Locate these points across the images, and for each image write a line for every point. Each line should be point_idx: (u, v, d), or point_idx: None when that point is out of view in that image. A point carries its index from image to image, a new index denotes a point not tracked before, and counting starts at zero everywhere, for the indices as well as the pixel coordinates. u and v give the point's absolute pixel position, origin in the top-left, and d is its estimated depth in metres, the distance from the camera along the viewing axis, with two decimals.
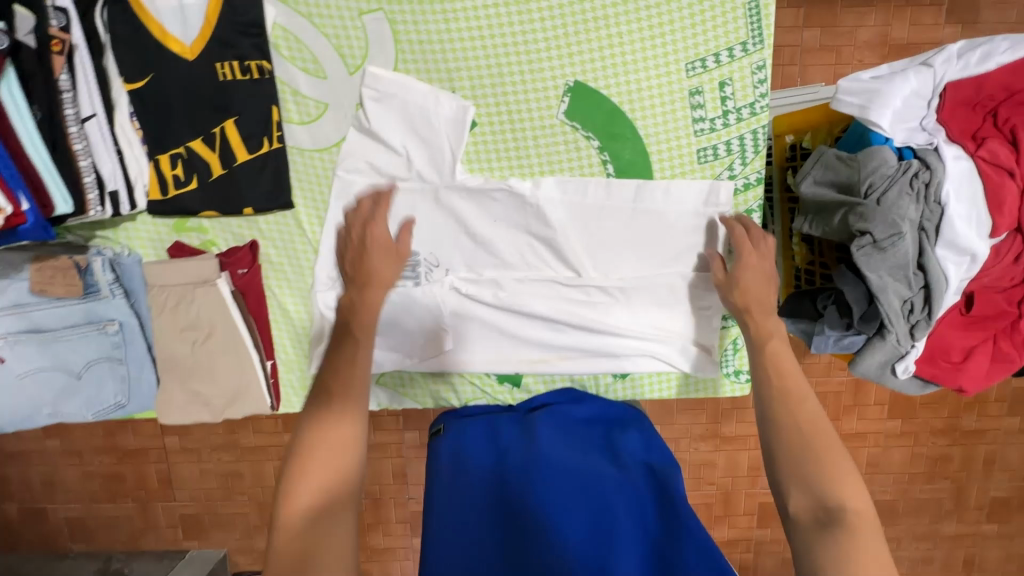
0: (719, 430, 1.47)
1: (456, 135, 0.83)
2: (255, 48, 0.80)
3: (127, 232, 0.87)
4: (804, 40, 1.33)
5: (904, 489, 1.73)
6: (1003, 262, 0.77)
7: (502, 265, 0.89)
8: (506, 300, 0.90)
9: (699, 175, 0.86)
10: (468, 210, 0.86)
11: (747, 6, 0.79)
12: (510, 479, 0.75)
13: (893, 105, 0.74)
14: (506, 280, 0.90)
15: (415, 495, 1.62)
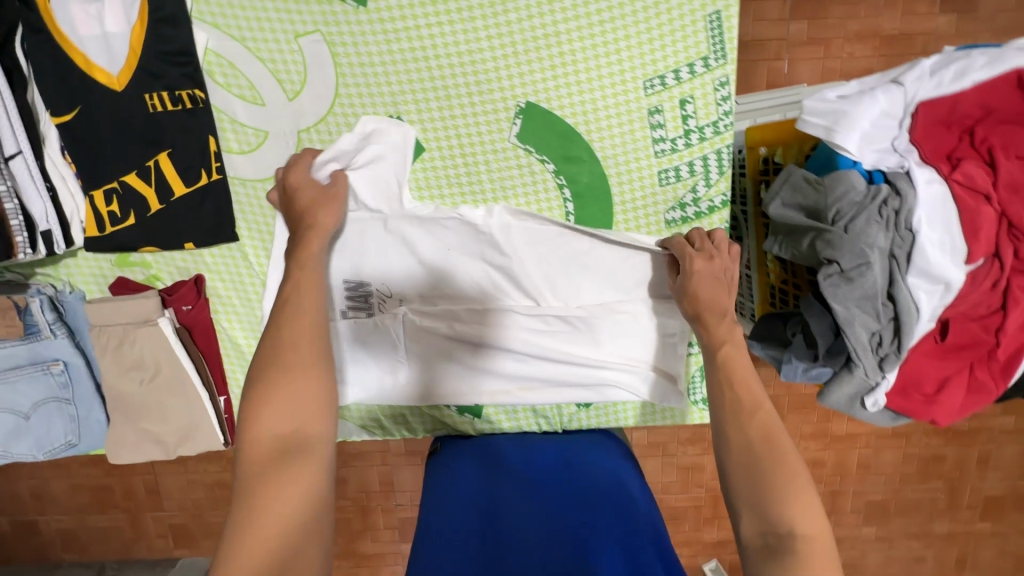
0: (706, 436, 1.44)
1: (400, 162, 0.80)
2: (184, 77, 0.75)
3: (68, 269, 0.84)
4: (790, 34, 1.27)
5: (896, 489, 1.71)
6: (978, 290, 0.72)
7: (456, 295, 0.86)
8: (462, 331, 0.86)
9: (662, 198, 0.82)
10: (425, 238, 0.83)
11: (708, 19, 0.74)
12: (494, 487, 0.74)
13: (862, 127, 0.69)
14: (461, 310, 0.86)
15: (400, 504, 1.61)
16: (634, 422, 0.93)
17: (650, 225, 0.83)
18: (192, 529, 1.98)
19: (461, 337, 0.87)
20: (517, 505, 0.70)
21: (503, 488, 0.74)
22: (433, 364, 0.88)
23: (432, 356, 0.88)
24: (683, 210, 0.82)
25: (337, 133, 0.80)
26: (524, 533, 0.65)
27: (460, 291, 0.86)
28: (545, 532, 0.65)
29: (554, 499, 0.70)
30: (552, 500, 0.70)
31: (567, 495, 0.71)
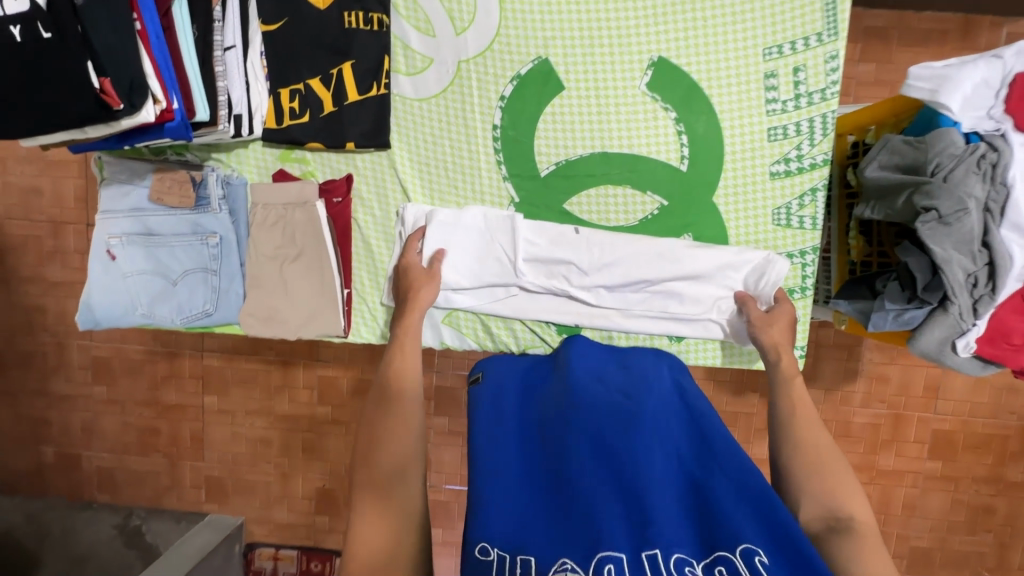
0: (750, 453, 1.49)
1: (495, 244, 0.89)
2: (378, 4, 0.90)
3: (238, 158, 0.96)
4: (859, 73, 1.41)
5: (943, 540, 1.54)
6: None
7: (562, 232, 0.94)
8: (564, 253, 0.95)
9: (769, 152, 0.91)
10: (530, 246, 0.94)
11: (825, 2, 0.87)
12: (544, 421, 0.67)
13: (965, 90, 0.79)
14: (566, 238, 0.95)
15: (436, 484, 1.58)
16: (710, 360, 0.99)
17: (756, 176, 0.92)
18: (225, 486, 1.93)
19: (575, 269, 0.95)
20: (554, 432, 0.64)
21: (545, 413, 0.68)
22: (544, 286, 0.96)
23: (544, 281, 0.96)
24: (787, 165, 0.91)
25: (492, 66, 0.92)
26: (573, 464, 0.59)
27: (582, 233, 0.94)
28: (594, 464, 0.59)
29: (591, 418, 0.64)
30: (589, 422, 0.64)
31: (601, 412, 0.66)
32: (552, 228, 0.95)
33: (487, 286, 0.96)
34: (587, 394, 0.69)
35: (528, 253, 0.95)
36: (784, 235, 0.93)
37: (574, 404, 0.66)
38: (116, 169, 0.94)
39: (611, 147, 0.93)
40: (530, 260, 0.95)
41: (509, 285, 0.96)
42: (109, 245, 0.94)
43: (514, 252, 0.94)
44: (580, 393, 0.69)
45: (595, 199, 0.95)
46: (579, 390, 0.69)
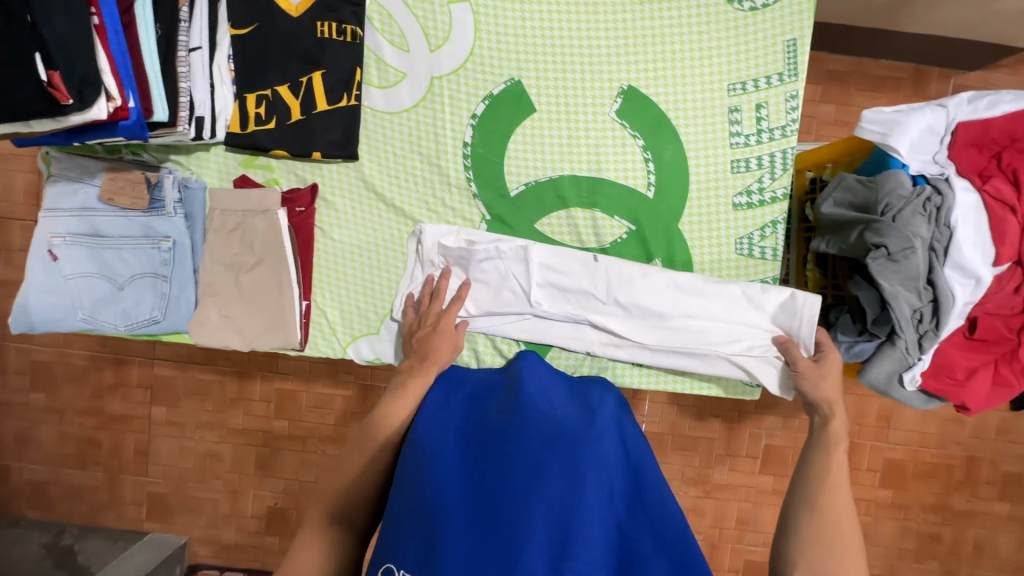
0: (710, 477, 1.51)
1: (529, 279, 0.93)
2: (353, 16, 0.90)
3: (198, 161, 0.93)
4: (819, 113, 1.49)
5: (892, 566, 1.58)
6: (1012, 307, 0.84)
7: (581, 262, 0.94)
8: (582, 280, 0.94)
9: (732, 184, 0.94)
10: (552, 273, 0.94)
11: (786, 45, 0.91)
12: (483, 433, 0.63)
13: (911, 135, 0.83)
14: (584, 265, 0.94)
15: None
16: (681, 387, 0.99)
17: (719, 206, 0.94)
18: (170, 502, 1.83)
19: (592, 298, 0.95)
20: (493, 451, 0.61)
21: (485, 428, 0.64)
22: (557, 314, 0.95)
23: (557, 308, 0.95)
24: (749, 197, 0.94)
25: (465, 85, 0.93)
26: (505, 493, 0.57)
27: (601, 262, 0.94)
28: (526, 493, 0.56)
29: (534, 440, 0.61)
30: (530, 446, 0.60)
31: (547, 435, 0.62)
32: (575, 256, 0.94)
33: (502, 310, 0.94)
34: (534, 408, 0.65)
35: (546, 280, 0.94)
36: (744, 264, 0.95)
37: (518, 422, 0.62)
38: (65, 166, 0.90)
39: (580, 171, 0.94)
40: (548, 287, 0.94)
41: (523, 310, 0.94)
42: (50, 245, 0.88)
43: (532, 276, 0.93)
44: (529, 409, 0.65)
45: (564, 220, 0.95)
46: (528, 403, 0.65)
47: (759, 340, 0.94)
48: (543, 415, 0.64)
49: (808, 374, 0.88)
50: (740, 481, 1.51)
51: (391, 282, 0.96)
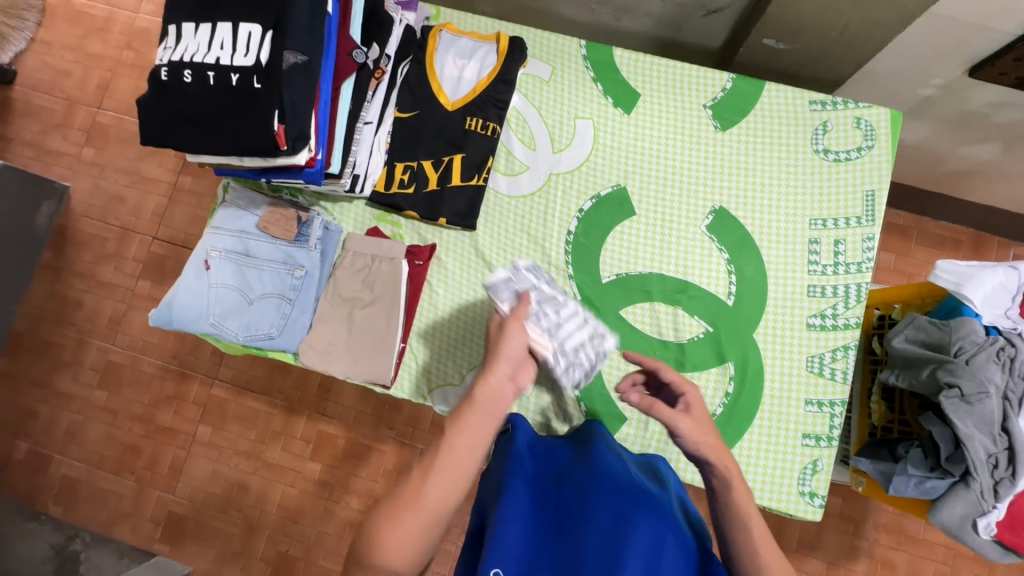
0: None
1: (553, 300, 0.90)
2: (497, 116, 1.08)
3: (341, 209, 1.10)
4: (879, 260, 1.59)
5: None
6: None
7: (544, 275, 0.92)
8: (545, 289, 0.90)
9: (808, 305, 1.02)
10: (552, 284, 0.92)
11: (865, 194, 1.03)
12: (564, 482, 0.73)
13: (985, 288, 0.90)
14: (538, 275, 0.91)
15: None
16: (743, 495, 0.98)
17: (794, 324, 1.02)
18: (186, 527, 1.82)
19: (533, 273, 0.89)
20: (574, 497, 0.69)
21: (565, 475, 0.74)
22: (574, 342, 0.88)
23: (559, 322, 0.88)
24: (823, 319, 1.01)
25: (578, 184, 1.08)
26: (593, 520, 0.65)
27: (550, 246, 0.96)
28: (613, 530, 0.63)
29: (614, 488, 0.70)
30: (614, 493, 0.69)
31: (627, 492, 0.70)
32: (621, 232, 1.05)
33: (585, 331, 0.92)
34: (614, 469, 0.75)
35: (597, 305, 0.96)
36: (814, 382, 1.00)
37: (598, 476, 0.72)
38: (238, 195, 1.08)
39: (667, 271, 1.05)
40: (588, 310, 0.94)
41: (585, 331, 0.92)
42: (207, 256, 1.03)
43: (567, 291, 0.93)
44: (602, 464, 0.76)
45: (648, 311, 1.04)
46: (606, 463, 0.76)
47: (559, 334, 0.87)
48: (620, 476, 0.74)
49: (689, 427, 0.75)
50: None
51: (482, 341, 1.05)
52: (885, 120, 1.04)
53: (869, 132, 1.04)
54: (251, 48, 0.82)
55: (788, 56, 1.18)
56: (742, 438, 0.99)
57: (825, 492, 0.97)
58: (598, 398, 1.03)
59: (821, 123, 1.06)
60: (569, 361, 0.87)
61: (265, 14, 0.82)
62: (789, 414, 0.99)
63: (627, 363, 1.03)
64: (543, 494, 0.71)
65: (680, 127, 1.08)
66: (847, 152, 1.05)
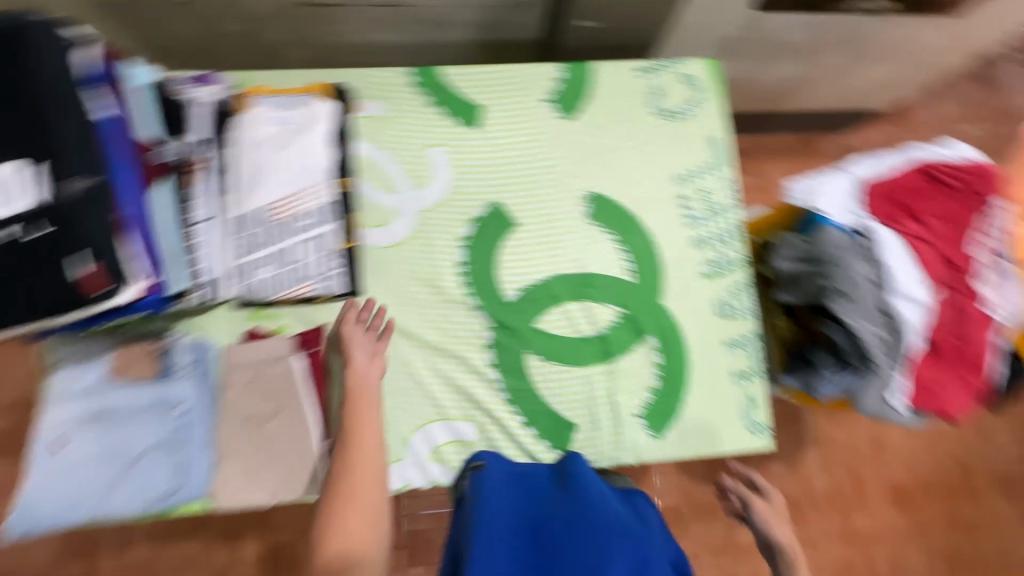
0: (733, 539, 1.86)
1: (263, 232, 0.95)
2: (343, 170, 0.99)
3: (205, 321, 0.96)
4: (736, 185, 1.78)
5: None
6: (984, 358, 0.98)
7: (238, 232, 0.94)
8: (249, 234, 0.95)
9: (699, 257, 1.07)
10: (247, 225, 0.94)
11: (710, 143, 1.11)
12: (551, 530, 0.69)
13: (828, 196, 1.00)
14: (239, 241, 0.94)
15: None
16: (704, 450, 1.02)
17: (692, 278, 1.06)
18: None
19: (234, 246, 0.94)
20: (575, 543, 0.68)
21: (550, 520, 0.70)
22: (318, 240, 0.97)
23: (293, 238, 0.96)
24: (715, 266, 1.07)
25: (452, 212, 1.04)
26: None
27: (237, 216, 0.94)
28: None
29: (611, 535, 0.69)
30: (609, 544, 0.68)
31: (622, 530, 0.70)
32: (316, 140, 0.97)
33: (307, 206, 0.97)
34: (605, 508, 0.73)
35: (288, 189, 0.96)
36: (726, 325, 1.05)
37: (590, 520, 0.70)
38: (73, 350, 0.91)
39: (565, 270, 1.05)
40: (291, 204, 0.96)
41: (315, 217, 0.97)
42: (60, 434, 0.87)
43: (259, 217, 0.95)
44: (592, 503, 0.73)
45: (562, 314, 1.03)
46: (597, 501, 0.73)
47: (303, 248, 0.97)
48: (614, 516, 0.72)
49: (765, 510, 1.06)
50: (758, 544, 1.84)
51: (409, 403, 0.98)
52: (704, 71, 1.13)
53: (695, 86, 1.12)
54: (13, 195, 0.70)
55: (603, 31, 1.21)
56: (684, 400, 1.02)
57: (768, 419, 1.04)
58: (544, 415, 0.99)
59: (652, 87, 1.11)
60: (335, 271, 0.98)
61: (18, 150, 0.71)
62: (716, 361, 1.04)
63: (559, 370, 1.01)
64: (526, 544, 0.68)
65: (529, 126, 1.07)
66: (684, 108, 1.11)
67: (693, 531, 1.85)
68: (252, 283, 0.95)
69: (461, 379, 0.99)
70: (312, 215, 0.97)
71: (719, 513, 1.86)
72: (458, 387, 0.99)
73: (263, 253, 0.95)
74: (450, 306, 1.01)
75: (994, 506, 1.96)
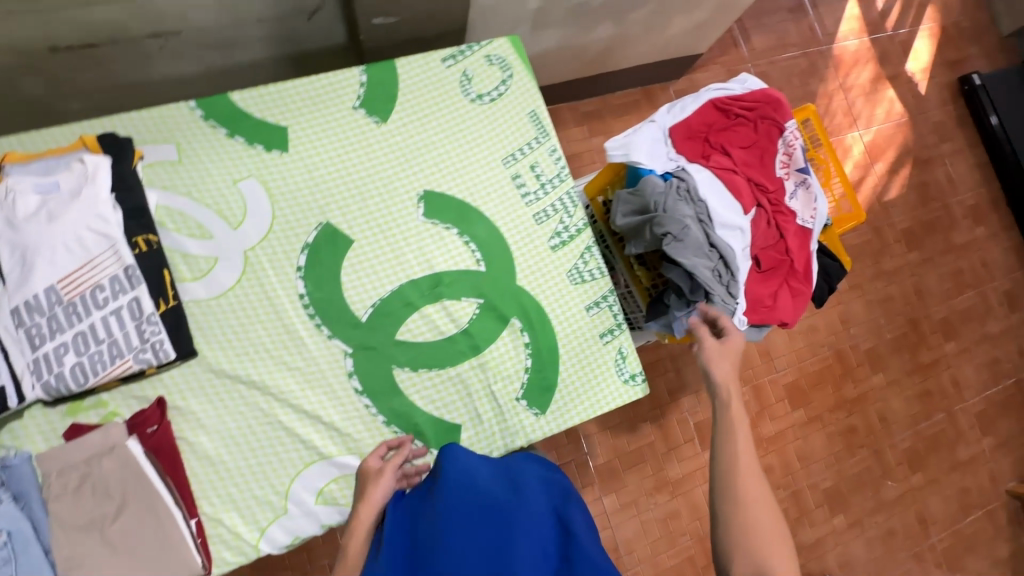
0: (668, 476, 1.99)
1: (53, 316, 0.83)
2: (140, 227, 0.90)
3: (12, 434, 0.84)
4: None
5: (839, 470, 2.18)
6: (801, 265, 1.10)
7: (23, 322, 0.82)
8: (38, 321, 0.82)
9: (543, 231, 1.09)
10: (31, 314, 0.82)
11: (530, 117, 1.12)
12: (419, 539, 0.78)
13: (644, 147, 1.05)
14: (26, 332, 0.82)
15: None
16: (588, 413, 1.05)
17: (541, 253, 1.08)
18: None
19: (23, 339, 0.82)
20: (442, 546, 0.74)
21: (420, 531, 0.79)
22: (123, 310, 0.86)
23: (93, 314, 0.84)
24: (560, 237, 1.09)
25: (280, 244, 0.98)
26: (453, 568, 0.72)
27: (16, 305, 0.82)
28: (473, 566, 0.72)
29: (467, 516, 0.76)
30: (467, 522, 0.75)
31: (476, 512, 0.77)
32: (93, 200, 0.86)
33: (97, 276, 0.85)
34: (465, 492, 0.79)
35: (68, 264, 0.84)
36: (583, 290, 1.08)
37: (448, 509, 0.77)
38: None
39: (414, 274, 1.02)
40: (78, 279, 0.84)
41: (111, 286, 0.86)
42: None
43: (41, 300, 0.82)
44: (451, 494, 0.79)
45: (421, 320, 1.01)
46: (456, 490, 0.80)
47: (107, 324, 0.85)
48: (473, 494, 0.79)
49: (711, 350, 0.92)
50: (691, 471, 2.01)
51: (279, 454, 0.92)
52: (508, 49, 1.13)
53: (502, 64, 1.12)
54: None
55: (404, 27, 1.18)
56: (560, 371, 1.04)
57: (641, 368, 1.08)
58: (426, 425, 0.98)
59: (462, 73, 1.10)
60: (153, 341, 0.86)
61: None
62: (581, 327, 1.07)
63: (431, 377, 0.99)
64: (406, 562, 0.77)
65: (343, 137, 1.03)
66: (496, 89, 1.11)
67: (630, 480, 1.96)
68: (57, 375, 0.82)
69: (331, 413, 0.94)
70: (106, 285, 0.85)
71: (648, 455, 1.99)
72: (328, 423, 0.94)
73: (62, 339, 0.83)
74: (302, 342, 0.96)
75: (868, 379, 2.28)
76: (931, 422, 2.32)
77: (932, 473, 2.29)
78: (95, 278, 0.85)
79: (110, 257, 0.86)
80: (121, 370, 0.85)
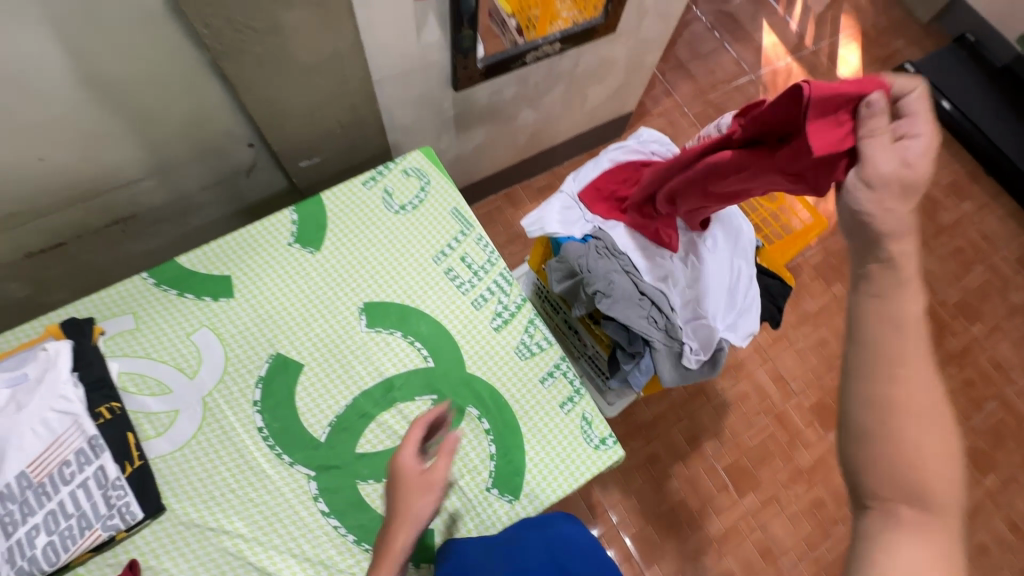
0: (710, 533, 1.84)
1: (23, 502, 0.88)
2: (104, 396, 0.97)
3: None
4: None
5: None
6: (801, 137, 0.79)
7: None
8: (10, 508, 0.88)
9: (483, 316, 1.12)
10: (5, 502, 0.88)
11: (452, 214, 1.20)
12: None
13: (558, 218, 1.12)
14: None
15: None
16: (563, 489, 1.02)
17: (485, 336, 1.11)
18: None
19: None
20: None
21: None
22: (89, 480, 0.91)
23: (61, 491, 0.90)
24: (501, 317, 1.12)
25: (235, 384, 1.03)
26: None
27: None
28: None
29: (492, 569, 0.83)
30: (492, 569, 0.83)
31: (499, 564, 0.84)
32: (55, 382, 0.93)
33: (66, 453, 0.91)
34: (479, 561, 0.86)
35: (38, 447, 0.91)
36: (533, 363, 1.09)
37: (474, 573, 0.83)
38: None
39: (366, 385, 1.05)
40: (46, 460, 0.91)
41: (77, 460, 0.91)
42: None
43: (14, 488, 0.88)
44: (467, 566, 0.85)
45: (379, 428, 1.02)
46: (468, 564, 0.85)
47: (77, 497, 0.90)
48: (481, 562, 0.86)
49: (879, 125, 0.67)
50: (734, 522, 1.86)
51: None
52: (422, 159, 1.23)
53: (419, 174, 1.22)
54: None
55: (330, 163, 1.32)
56: (526, 451, 1.03)
57: (609, 430, 1.06)
58: None
59: (383, 190, 1.20)
60: (119, 504, 0.90)
61: None
62: (539, 401, 1.07)
63: None
64: None
65: (282, 272, 1.12)
66: (416, 197, 1.20)
67: (669, 546, 1.82)
68: (30, 558, 0.86)
69: (302, 543, 0.94)
70: (74, 459, 0.91)
71: (682, 514, 1.86)
72: (301, 554, 0.94)
73: (33, 522, 0.88)
74: (266, 475, 0.97)
75: None
76: (985, 413, 2.13)
77: (1007, 471, 2.06)
78: (63, 456, 0.91)
79: (75, 433, 0.93)
80: (89, 541, 0.88)
